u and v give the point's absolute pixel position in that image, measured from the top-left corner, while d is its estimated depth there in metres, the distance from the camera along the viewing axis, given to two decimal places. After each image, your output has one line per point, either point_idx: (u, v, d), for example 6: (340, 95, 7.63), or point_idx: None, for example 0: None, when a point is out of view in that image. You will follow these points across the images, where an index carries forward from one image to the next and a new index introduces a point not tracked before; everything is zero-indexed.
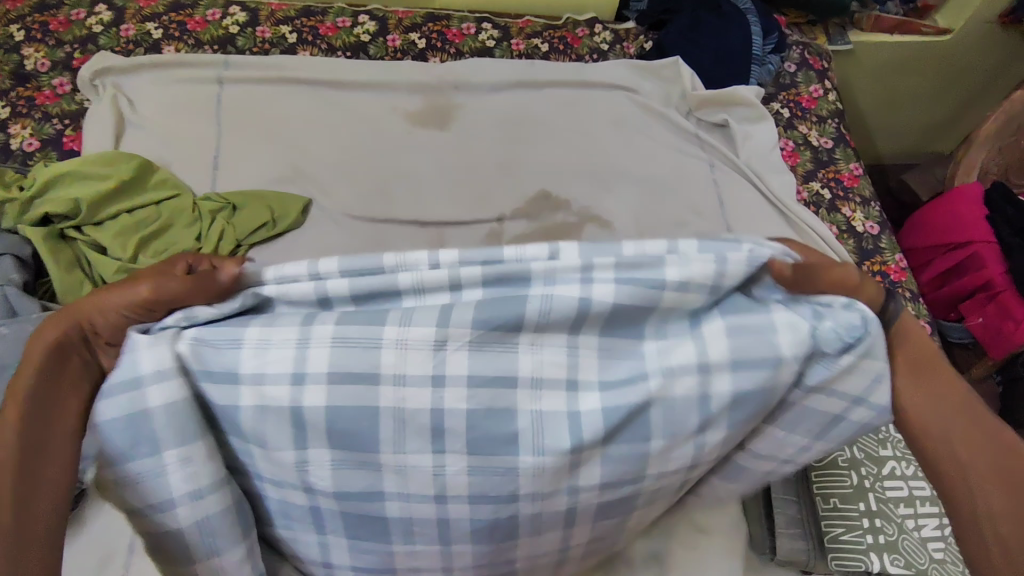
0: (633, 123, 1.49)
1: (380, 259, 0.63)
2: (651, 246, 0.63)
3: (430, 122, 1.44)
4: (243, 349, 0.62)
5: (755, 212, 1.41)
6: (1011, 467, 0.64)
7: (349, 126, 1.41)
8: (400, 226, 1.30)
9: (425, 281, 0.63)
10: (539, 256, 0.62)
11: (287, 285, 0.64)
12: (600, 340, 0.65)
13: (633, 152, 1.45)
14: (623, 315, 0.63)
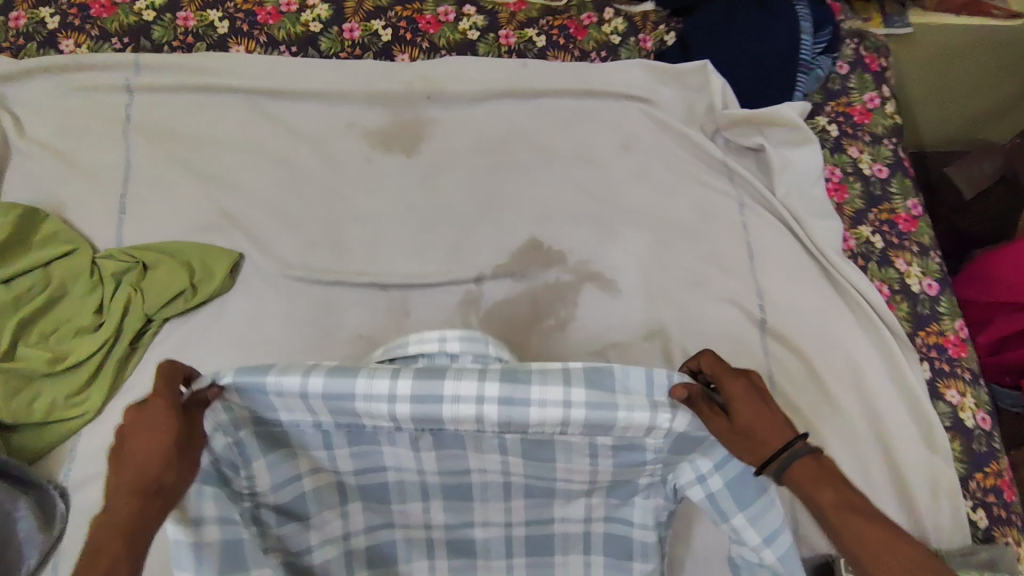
0: (646, 146, 1.21)
1: (353, 381, 0.71)
2: (552, 411, 0.71)
3: (395, 146, 1.16)
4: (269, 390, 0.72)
5: (829, 334, 1.12)
6: (872, 552, 0.64)
7: (294, 149, 1.13)
8: (355, 289, 1.06)
9: (371, 399, 0.71)
10: (490, 404, 0.71)
11: (286, 380, 0.72)
12: (500, 408, 0.72)
13: (646, 185, 1.18)
14: (611, 535, 0.91)
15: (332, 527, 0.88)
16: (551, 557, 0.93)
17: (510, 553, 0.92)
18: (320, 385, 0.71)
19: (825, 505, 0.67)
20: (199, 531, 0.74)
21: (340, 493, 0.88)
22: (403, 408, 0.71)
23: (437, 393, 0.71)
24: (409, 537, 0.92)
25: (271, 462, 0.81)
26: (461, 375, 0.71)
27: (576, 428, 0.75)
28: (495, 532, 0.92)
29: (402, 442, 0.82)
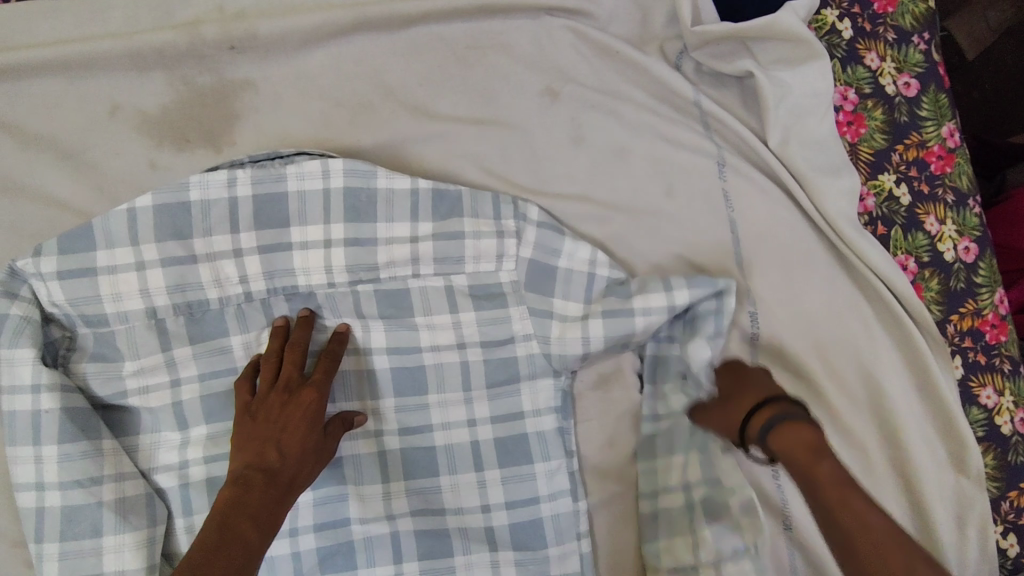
0: (579, 84, 0.80)
1: (188, 195, 0.67)
2: (399, 184, 0.70)
3: (192, 133, 0.74)
4: (96, 248, 0.65)
5: (831, 321, 0.83)
6: (839, 521, 0.56)
7: (30, 167, 0.71)
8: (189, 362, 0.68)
9: (216, 244, 0.68)
10: (335, 180, 0.69)
11: (113, 221, 0.66)
12: (349, 228, 0.70)
13: (584, 149, 0.80)
14: (504, 442, 0.72)
15: (168, 451, 0.69)
16: (452, 561, 0.71)
17: (391, 513, 0.71)
18: (156, 254, 0.66)
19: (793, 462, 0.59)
20: (23, 401, 0.64)
21: (177, 416, 0.68)
22: (252, 261, 0.69)
23: (283, 196, 0.69)
24: None
25: (95, 357, 0.67)
26: (302, 159, 0.69)
27: (430, 250, 0.71)
28: (367, 468, 0.71)
29: (252, 319, 0.70)
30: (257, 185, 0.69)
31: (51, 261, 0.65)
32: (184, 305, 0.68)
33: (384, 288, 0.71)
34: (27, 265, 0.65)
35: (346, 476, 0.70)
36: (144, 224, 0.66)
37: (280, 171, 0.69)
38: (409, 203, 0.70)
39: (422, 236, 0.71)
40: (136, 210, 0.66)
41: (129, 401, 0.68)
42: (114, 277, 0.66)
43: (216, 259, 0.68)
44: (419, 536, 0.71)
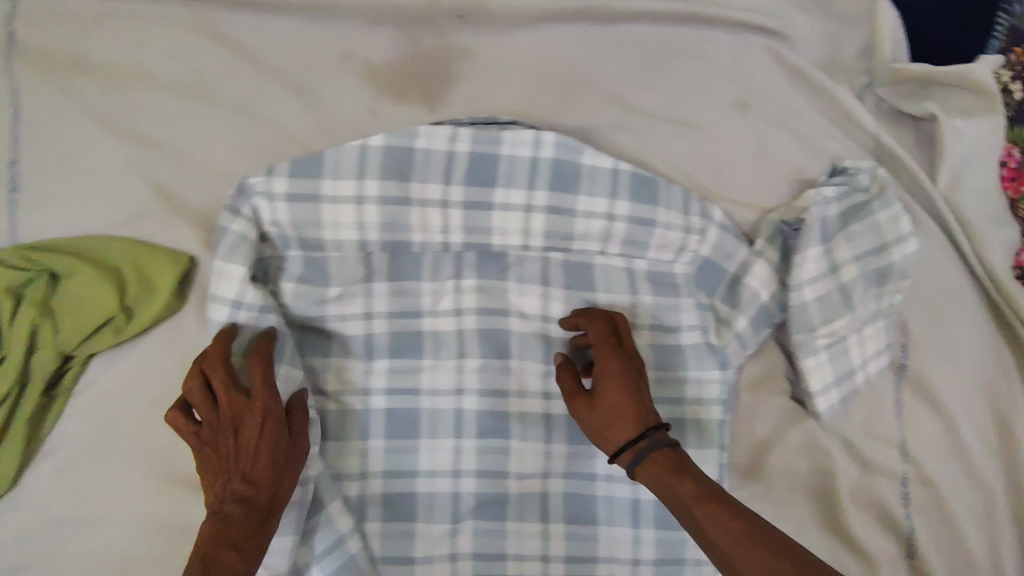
0: (772, 100, 0.83)
1: (413, 142, 0.71)
2: (602, 163, 0.74)
3: (412, 89, 0.78)
4: (323, 177, 0.70)
5: (975, 366, 0.83)
6: (705, 539, 0.60)
7: (262, 96, 0.75)
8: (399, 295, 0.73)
9: (428, 192, 0.72)
10: (546, 149, 0.73)
11: (344, 156, 0.70)
12: (552, 197, 0.74)
13: (767, 163, 0.82)
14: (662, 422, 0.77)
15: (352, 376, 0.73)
16: (595, 529, 0.75)
17: (547, 471, 0.75)
18: (376, 190, 0.70)
19: (663, 491, 0.63)
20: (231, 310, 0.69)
21: (367, 346, 0.73)
22: (457, 214, 0.73)
23: (496, 158, 0.73)
24: (436, 413, 0.74)
25: (302, 281, 0.71)
26: (519, 126, 0.73)
27: (621, 231, 0.75)
28: (533, 424, 0.75)
29: (446, 269, 0.74)
30: (474, 144, 0.72)
31: (283, 182, 0.69)
32: (392, 243, 0.72)
33: (572, 259, 0.75)
34: (259, 183, 0.69)
35: (513, 426, 0.75)
36: (372, 164, 0.70)
37: (496, 134, 0.72)
38: (609, 181, 0.74)
39: (616, 215, 0.74)
40: (366, 148, 0.70)
41: (327, 325, 0.72)
42: (335, 207, 0.70)
43: (425, 205, 0.72)
44: (570, 498, 0.75)
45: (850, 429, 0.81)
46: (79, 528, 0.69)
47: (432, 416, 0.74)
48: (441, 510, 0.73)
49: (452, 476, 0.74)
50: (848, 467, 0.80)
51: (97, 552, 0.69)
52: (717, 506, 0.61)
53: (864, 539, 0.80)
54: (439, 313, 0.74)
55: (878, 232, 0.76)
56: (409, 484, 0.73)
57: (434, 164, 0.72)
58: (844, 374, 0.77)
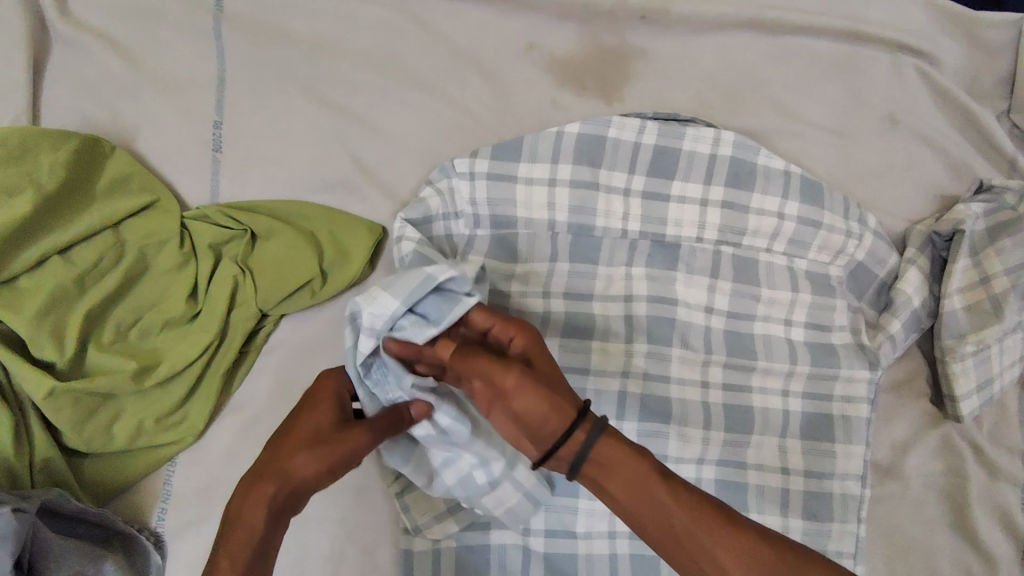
0: (922, 118, 0.87)
1: (605, 132, 0.75)
2: (775, 164, 0.78)
3: (591, 82, 0.81)
4: (521, 159, 0.73)
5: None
6: (676, 542, 0.51)
7: (454, 78, 0.78)
8: (577, 276, 0.75)
9: (614, 180, 0.75)
10: (725, 148, 0.77)
11: (542, 141, 0.74)
12: (726, 192, 0.77)
13: (914, 177, 0.86)
14: (811, 416, 0.79)
15: None
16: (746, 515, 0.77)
17: (703, 457, 0.77)
18: (568, 174, 0.74)
19: (637, 499, 0.52)
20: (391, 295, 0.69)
21: (543, 323, 0.74)
22: (636, 203, 0.76)
23: (679, 152, 0.76)
24: (602, 396, 0.75)
25: (490, 257, 0.73)
26: (701, 124, 0.77)
27: (788, 230, 0.78)
28: (692, 409, 0.77)
29: (620, 254, 0.76)
30: (660, 137, 0.76)
31: (484, 163, 0.73)
32: (575, 227, 0.75)
33: (740, 253, 0.78)
34: (462, 163, 0.73)
35: (674, 410, 0.77)
36: (566, 149, 0.74)
37: (680, 129, 0.76)
38: (781, 182, 0.78)
39: (785, 214, 0.78)
40: (563, 135, 0.74)
41: (508, 302, 0.73)
42: (530, 187, 0.73)
43: (609, 192, 0.75)
44: (723, 483, 0.77)
45: (978, 436, 0.85)
46: None
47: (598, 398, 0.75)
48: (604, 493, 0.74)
49: None
50: (978, 473, 0.84)
51: None
52: (686, 495, 0.52)
53: (991, 542, 0.83)
54: (610, 297, 0.76)
55: None
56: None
57: (621, 154, 0.75)
58: (985, 382, 0.80)
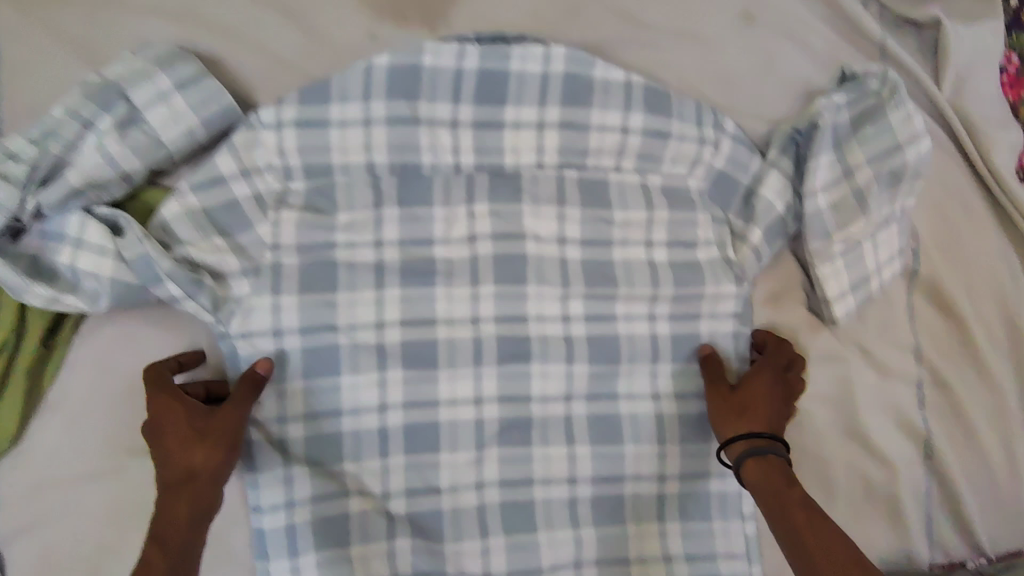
0: (778, 9, 0.81)
1: (420, 60, 0.68)
2: (615, 75, 0.72)
3: (410, 9, 0.74)
4: (330, 102, 0.67)
5: (976, 269, 0.85)
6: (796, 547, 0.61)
7: (253, 20, 0.71)
8: (410, 221, 0.70)
9: (437, 114, 0.69)
10: (557, 63, 0.71)
11: (349, 78, 0.68)
12: (562, 113, 0.72)
13: (774, 73, 0.81)
14: (682, 338, 0.76)
15: (365, 309, 0.69)
16: (622, 448, 0.74)
17: (570, 393, 0.74)
18: (384, 111, 0.68)
19: (771, 491, 0.64)
20: (134, 263, 0.63)
21: (378, 274, 0.69)
22: (467, 135, 0.70)
23: (506, 74, 0.70)
24: (454, 345, 0.71)
25: (309, 213, 0.68)
26: (527, 40, 0.71)
27: (635, 146, 0.74)
28: (554, 345, 0.74)
29: (458, 190, 0.71)
30: (484, 60, 0.70)
31: (291, 110, 0.67)
32: (401, 168, 0.70)
33: (588, 177, 0.73)
34: (267, 113, 0.67)
35: (533, 348, 0.73)
36: (377, 84, 0.68)
37: (506, 49, 0.70)
38: (622, 93, 0.73)
39: (631, 128, 0.73)
40: (372, 69, 0.67)
41: (335, 253, 0.69)
42: (344, 131, 0.68)
43: (434, 125, 0.69)
44: (595, 418, 0.74)
45: (865, 337, 0.82)
46: (87, 486, 0.65)
47: (450, 346, 0.71)
48: (468, 442, 0.71)
49: (478, 406, 0.72)
50: (866, 375, 0.81)
51: (112, 510, 0.65)
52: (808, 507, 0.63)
53: (882, 442, 0.81)
54: (452, 241, 0.71)
55: (890, 132, 0.76)
56: (431, 415, 0.71)
57: (442, 83, 0.69)
58: (858, 281, 0.77)
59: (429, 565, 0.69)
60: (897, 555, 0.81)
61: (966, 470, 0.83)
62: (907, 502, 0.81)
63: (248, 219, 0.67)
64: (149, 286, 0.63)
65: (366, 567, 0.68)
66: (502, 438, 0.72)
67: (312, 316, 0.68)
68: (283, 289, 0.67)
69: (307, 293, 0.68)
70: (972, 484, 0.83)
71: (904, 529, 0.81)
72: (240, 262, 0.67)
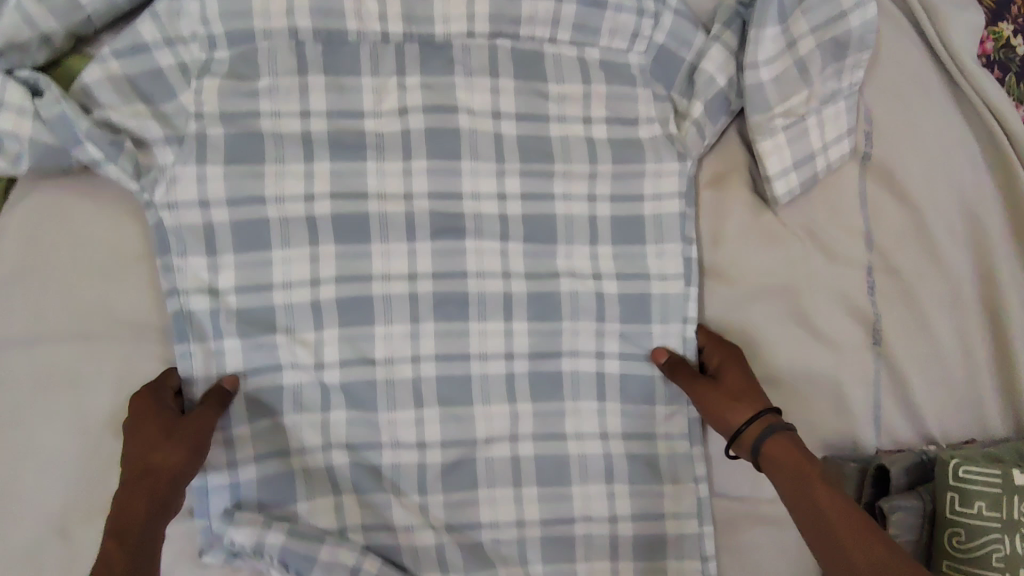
0: None
1: None
2: None
3: None
4: None
5: (937, 158, 0.82)
6: (823, 529, 0.60)
7: None
8: (339, 91, 0.69)
9: None
10: None
11: None
12: None
13: None
14: (621, 218, 0.75)
15: (294, 181, 0.69)
16: (559, 325, 0.74)
17: (507, 270, 0.73)
18: None
19: (785, 471, 0.63)
20: (53, 123, 0.65)
21: (306, 146, 0.69)
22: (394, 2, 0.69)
23: None
24: (386, 220, 0.71)
25: (232, 80, 0.67)
26: None
27: (569, 16, 0.72)
28: (489, 222, 0.73)
29: (387, 60, 0.70)
30: None
31: None
32: (328, 36, 0.69)
33: (522, 49, 0.72)
34: None
35: (468, 225, 0.72)
36: None
37: None
38: None
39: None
40: None
41: (260, 124, 0.68)
42: None
43: None
44: (533, 297, 0.73)
45: (814, 221, 0.80)
46: (20, 351, 0.66)
47: (382, 222, 0.71)
48: (402, 317, 0.71)
49: (412, 281, 0.71)
50: (814, 260, 0.80)
51: (45, 374, 0.67)
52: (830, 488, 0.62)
53: (831, 328, 0.80)
54: (383, 114, 0.70)
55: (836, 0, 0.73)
56: (364, 289, 0.70)
57: None
58: (805, 159, 0.75)
59: (366, 436, 0.70)
60: (847, 441, 0.80)
61: (920, 361, 0.81)
62: (855, 389, 0.80)
63: (172, 88, 0.67)
64: (69, 148, 0.65)
65: (299, 437, 0.70)
66: (438, 315, 0.72)
67: (241, 187, 0.68)
68: (209, 158, 0.67)
69: (235, 163, 0.67)
70: (928, 374, 0.81)
71: (854, 415, 0.80)
72: (163, 130, 0.67)
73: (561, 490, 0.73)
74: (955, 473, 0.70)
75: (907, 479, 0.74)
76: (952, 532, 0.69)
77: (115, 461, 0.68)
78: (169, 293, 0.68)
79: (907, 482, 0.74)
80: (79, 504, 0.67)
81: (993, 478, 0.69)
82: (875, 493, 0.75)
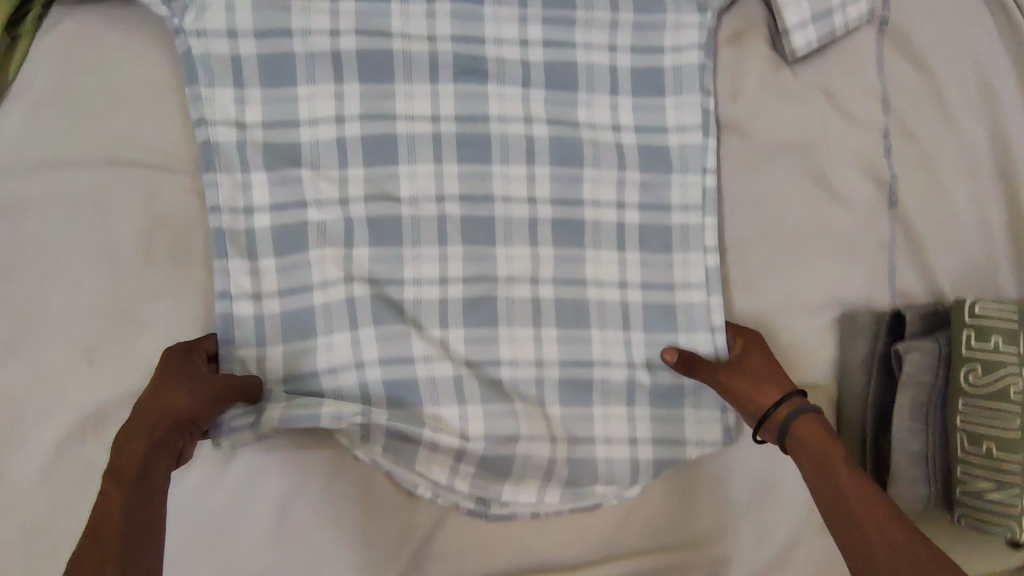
0: None
1: None
2: None
3: None
4: None
5: (953, 25, 0.80)
6: (840, 504, 0.58)
7: None
8: None
9: None
10: None
11: None
12: None
13: None
14: (641, 70, 0.76)
15: (320, 18, 0.70)
16: (580, 171, 0.75)
17: (529, 116, 0.74)
18: None
19: (811, 447, 0.62)
20: None
21: None
22: None
23: None
24: (411, 62, 0.72)
25: None
26: None
27: None
28: (511, 68, 0.74)
29: None
30: None
31: None
32: None
33: None
34: None
35: (490, 69, 0.73)
36: None
37: None
38: None
39: None
40: None
41: None
42: None
43: None
44: (555, 143, 0.74)
45: (831, 83, 0.81)
46: (53, 172, 0.68)
47: (407, 63, 0.72)
48: (426, 157, 0.72)
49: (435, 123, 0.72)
50: (830, 121, 0.80)
51: (76, 196, 0.68)
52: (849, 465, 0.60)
53: (848, 189, 0.80)
54: None
55: None
56: (387, 128, 0.71)
57: None
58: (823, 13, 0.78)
59: (390, 272, 0.71)
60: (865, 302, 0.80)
61: (935, 227, 0.80)
62: (871, 250, 0.80)
63: None
64: None
65: (321, 272, 0.71)
66: (460, 156, 0.73)
67: (268, 19, 0.69)
68: None
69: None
70: (945, 240, 0.80)
71: (870, 276, 0.80)
72: None
73: (580, 335, 0.74)
74: (972, 311, 0.70)
75: (923, 327, 0.75)
76: (968, 369, 0.69)
77: (141, 290, 0.69)
78: (198, 123, 0.69)
79: (922, 330, 0.75)
80: (100, 332, 0.68)
81: (1007, 315, 0.69)
82: (891, 342, 0.75)
